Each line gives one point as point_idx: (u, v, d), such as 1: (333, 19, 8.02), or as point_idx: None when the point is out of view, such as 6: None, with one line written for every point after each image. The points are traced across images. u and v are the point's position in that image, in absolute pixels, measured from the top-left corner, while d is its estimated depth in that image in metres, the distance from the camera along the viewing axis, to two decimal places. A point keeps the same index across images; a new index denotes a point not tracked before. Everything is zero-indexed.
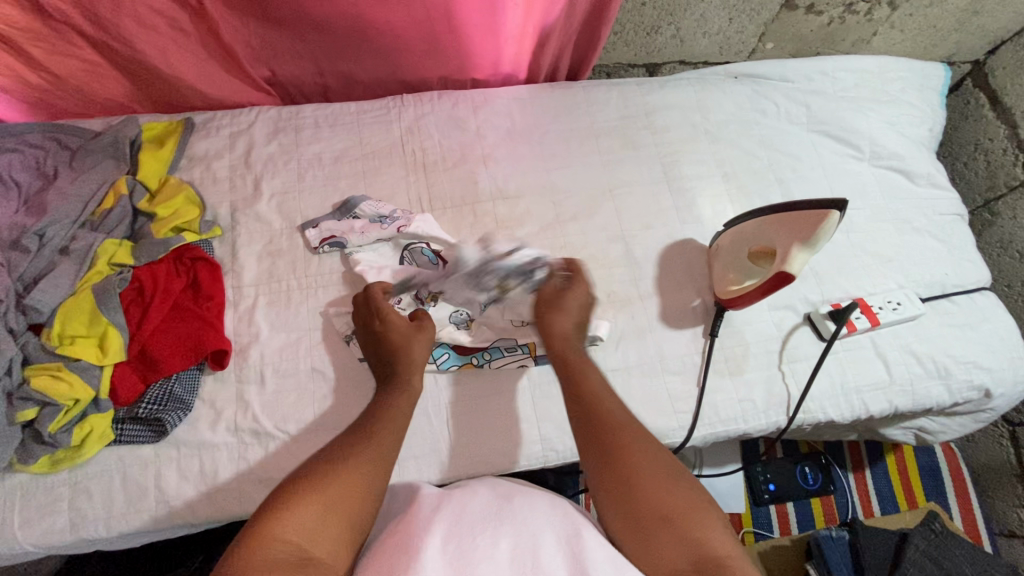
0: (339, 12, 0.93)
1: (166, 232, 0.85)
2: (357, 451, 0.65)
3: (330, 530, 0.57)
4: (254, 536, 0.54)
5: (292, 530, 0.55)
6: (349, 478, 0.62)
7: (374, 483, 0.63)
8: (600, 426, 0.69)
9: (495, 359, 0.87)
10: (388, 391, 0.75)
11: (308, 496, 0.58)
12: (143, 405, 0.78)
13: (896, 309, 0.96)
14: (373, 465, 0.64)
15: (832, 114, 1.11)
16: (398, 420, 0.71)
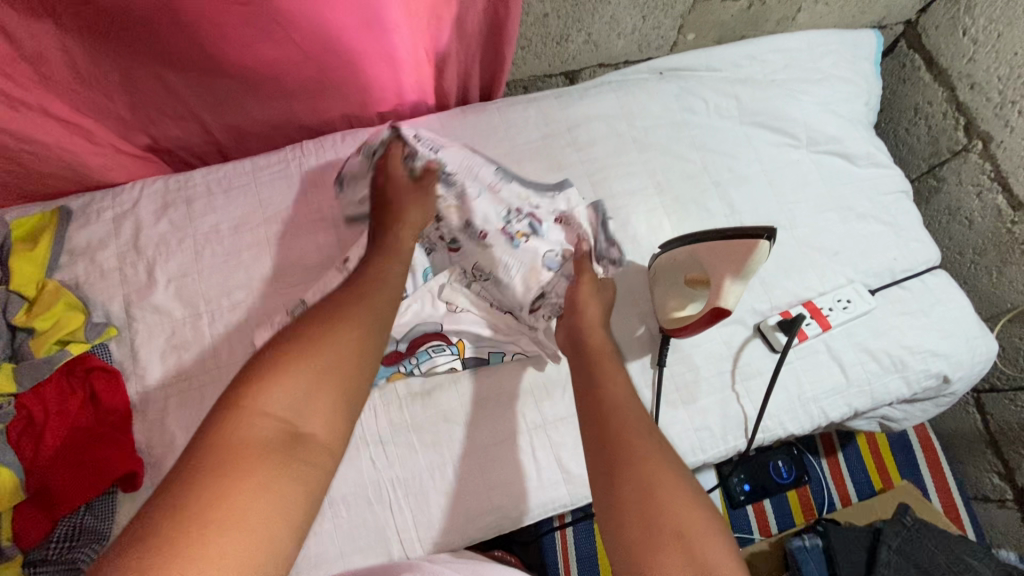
0: (209, 64, 0.83)
1: (50, 347, 0.77)
2: (348, 319, 0.60)
3: (321, 400, 0.52)
4: (236, 408, 0.49)
5: (277, 401, 0.51)
6: (342, 341, 0.57)
7: (368, 351, 0.59)
8: (600, 422, 0.63)
9: (423, 366, 0.84)
10: (383, 259, 0.73)
11: (297, 363, 0.53)
12: (51, 546, 0.71)
13: (846, 307, 0.92)
14: (365, 331, 0.60)
15: (763, 102, 1.04)
16: (384, 284, 0.69)
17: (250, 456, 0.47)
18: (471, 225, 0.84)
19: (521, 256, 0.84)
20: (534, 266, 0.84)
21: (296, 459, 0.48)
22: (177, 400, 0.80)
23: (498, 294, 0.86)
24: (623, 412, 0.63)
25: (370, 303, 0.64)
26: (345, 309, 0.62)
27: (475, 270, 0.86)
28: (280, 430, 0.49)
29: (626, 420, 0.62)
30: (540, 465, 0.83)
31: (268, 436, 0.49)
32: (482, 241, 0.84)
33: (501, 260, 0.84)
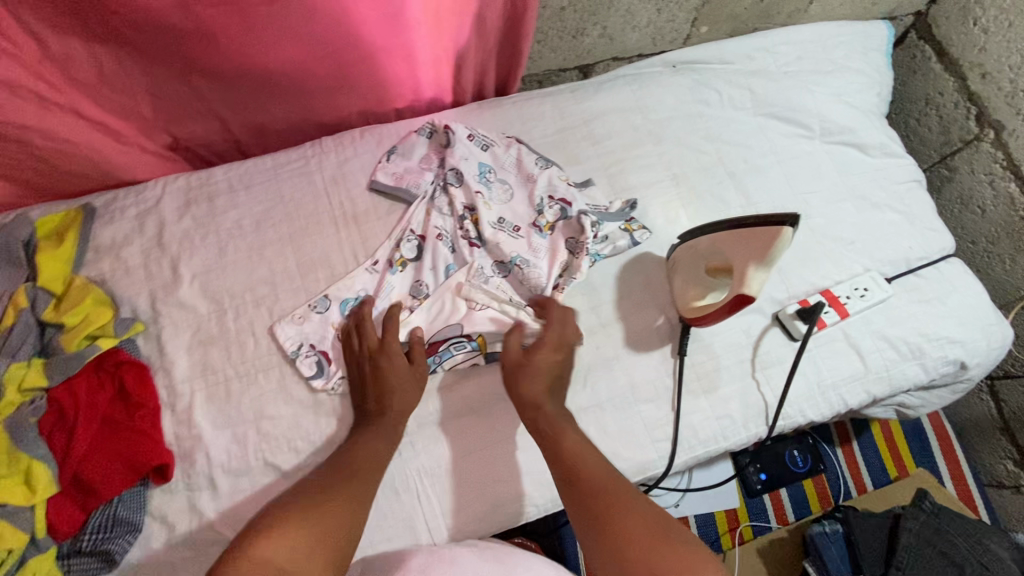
0: (231, 63, 0.84)
1: (79, 343, 0.77)
2: (337, 487, 0.69)
3: (313, 562, 0.61)
4: (240, 558, 0.58)
5: (276, 557, 0.59)
6: (332, 508, 0.67)
7: (352, 511, 0.68)
8: (575, 487, 0.72)
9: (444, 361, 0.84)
10: (371, 430, 0.76)
11: (293, 523, 0.63)
12: (86, 537, 0.72)
13: (863, 295, 0.93)
14: (354, 506, 0.68)
15: (776, 94, 1.05)
16: (374, 451, 0.74)
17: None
18: (503, 221, 0.91)
19: (549, 244, 0.91)
20: (561, 251, 0.90)
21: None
22: (204, 393, 0.81)
23: (521, 282, 0.89)
24: (593, 476, 0.72)
25: (358, 468, 0.72)
26: (337, 474, 0.71)
27: (500, 261, 0.90)
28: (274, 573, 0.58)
29: (600, 482, 0.71)
30: None
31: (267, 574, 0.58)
32: (514, 233, 0.91)
33: (529, 247, 0.90)
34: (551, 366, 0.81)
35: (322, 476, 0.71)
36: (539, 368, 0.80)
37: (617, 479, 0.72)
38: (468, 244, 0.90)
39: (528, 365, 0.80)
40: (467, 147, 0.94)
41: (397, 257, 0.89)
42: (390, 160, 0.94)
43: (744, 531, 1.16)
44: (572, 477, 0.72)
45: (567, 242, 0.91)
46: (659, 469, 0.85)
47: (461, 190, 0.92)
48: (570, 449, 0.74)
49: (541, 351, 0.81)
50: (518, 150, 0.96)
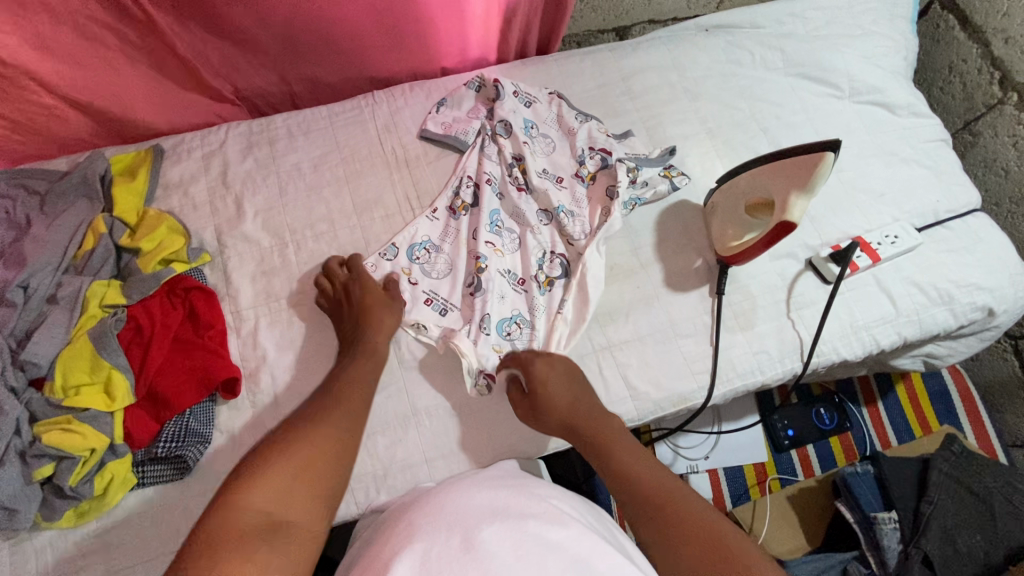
0: (298, 12, 0.89)
1: (154, 266, 0.82)
2: (327, 426, 0.66)
3: (301, 496, 0.59)
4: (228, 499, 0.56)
5: (262, 497, 0.57)
6: (319, 439, 0.64)
7: (343, 448, 0.65)
8: (638, 501, 0.66)
9: (512, 334, 0.86)
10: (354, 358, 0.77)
11: (282, 461, 0.60)
12: (160, 444, 0.76)
13: (894, 242, 0.96)
14: (342, 432, 0.67)
15: (807, 55, 1.10)
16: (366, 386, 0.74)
17: (232, 546, 0.52)
18: (548, 170, 0.95)
19: (592, 193, 0.95)
20: (602, 198, 0.93)
21: (276, 544, 0.53)
22: (269, 319, 0.85)
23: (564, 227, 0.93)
24: (653, 486, 0.67)
25: (345, 405, 0.70)
26: (323, 415, 0.68)
27: (546, 209, 0.93)
28: (265, 521, 0.55)
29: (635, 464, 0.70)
30: (612, 383, 0.87)
31: (251, 526, 0.54)
32: (559, 184, 0.94)
33: (573, 194, 0.94)
34: (564, 396, 0.77)
35: (312, 414, 0.68)
36: (552, 409, 0.76)
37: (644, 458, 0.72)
38: (517, 189, 0.94)
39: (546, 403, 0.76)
40: (512, 102, 0.98)
41: (458, 205, 0.93)
42: (439, 113, 0.99)
43: (772, 484, 1.17)
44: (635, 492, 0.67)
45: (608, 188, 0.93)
46: (699, 400, 0.88)
47: (507, 141, 0.96)
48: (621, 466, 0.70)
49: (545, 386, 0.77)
50: (559, 105, 0.99)
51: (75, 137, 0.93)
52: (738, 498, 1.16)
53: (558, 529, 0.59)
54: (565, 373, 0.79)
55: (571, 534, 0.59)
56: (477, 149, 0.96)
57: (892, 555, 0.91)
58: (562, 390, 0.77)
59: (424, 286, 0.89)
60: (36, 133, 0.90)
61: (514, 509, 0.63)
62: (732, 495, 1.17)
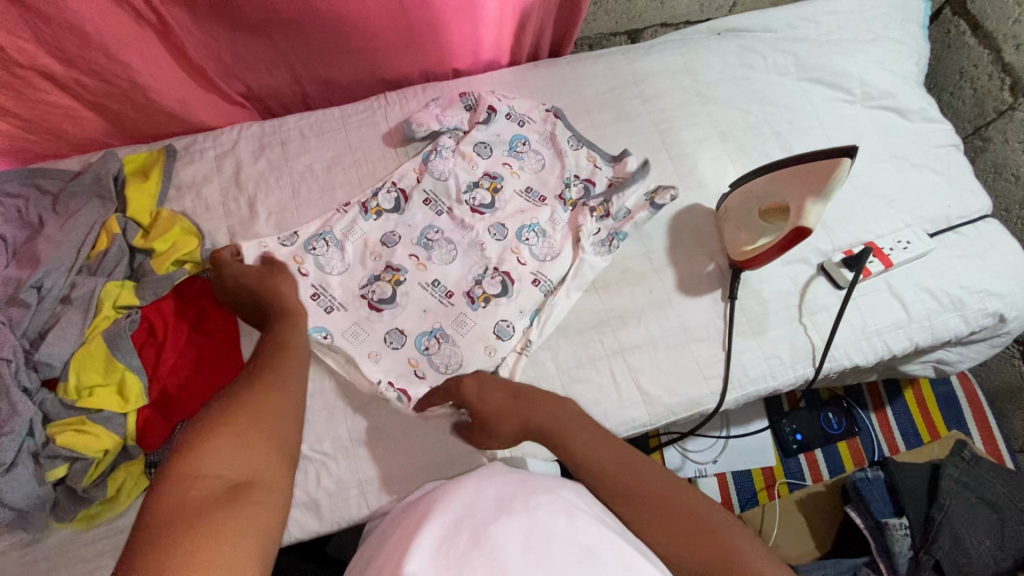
0: (312, 14, 0.88)
1: (168, 267, 0.82)
2: (268, 388, 0.63)
3: (256, 454, 0.56)
4: (180, 471, 0.52)
5: (218, 463, 0.53)
6: (263, 398, 0.61)
7: (288, 405, 0.63)
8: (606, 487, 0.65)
9: (430, 349, 0.85)
10: (282, 328, 0.74)
11: (229, 424, 0.57)
12: (174, 445, 0.75)
13: (907, 248, 0.96)
14: (286, 391, 0.64)
15: (819, 60, 1.09)
16: (292, 355, 0.70)
17: (197, 510, 0.48)
18: (530, 190, 0.96)
19: (571, 217, 0.95)
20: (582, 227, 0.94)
21: (246, 501, 0.51)
22: None
23: (542, 245, 0.93)
24: (616, 468, 0.66)
25: (279, 367, 0.67)
26: (264, 377, 0.65)
27: (509, 228, 0.93)
28: (225, 485, 0.52)
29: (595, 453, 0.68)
30: (624, 386, 0.87)
31: (209, 491, 0.51)
32: (539, 203, 0.95)
33: (553, 215, 0.95)
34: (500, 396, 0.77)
35: (248, 379, 0.64)
36: (490, 416, 0.76)
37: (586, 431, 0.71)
38: (470, 210, 0.93)
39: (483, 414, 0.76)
40: (504, 124, 0.98)
41: (372, 206, 0.91)
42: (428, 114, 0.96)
43: (780, 488, 1.17)
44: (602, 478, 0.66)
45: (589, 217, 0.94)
46: (710, 405, 0.88)
47: (481, 158, 0.96)
48: (581, 453, 0.69)
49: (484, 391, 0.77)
50: (554, 122, 0.99)
51: (88, 137, 0.93)
52: (745, 501, 1.17)
53: (565, 519, 0.57)
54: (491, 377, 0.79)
55: (575, 525, 0.57)
56: (425, 155, 0.95)
57: (904, 562, 0.90)
58: (498, 395, 0.77)
59: (312, 278, 0.86)
60: (48, 132, 0.89)
61: (522, 501, 0.60)
62: (740, 499, 1.17)
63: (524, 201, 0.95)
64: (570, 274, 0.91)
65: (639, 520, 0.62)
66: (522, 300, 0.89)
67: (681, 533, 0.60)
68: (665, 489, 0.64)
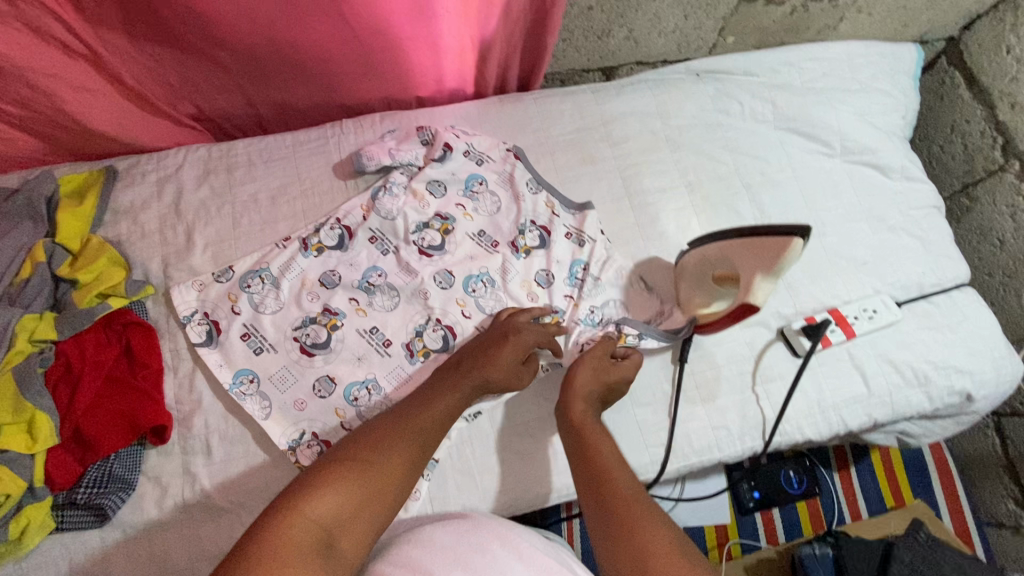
0: (258, 42, 0.84)
1: (90, 300, 0.79)
2: (399, 450, 0.65)
3: (359, 521, 0.58)
4: (290, 509, 0.56)
5: (320, 511, 0.56)
6: (391, 460, 0.63)
7: (410, 475, 0.64)
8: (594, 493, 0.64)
9: (360, 401, 0.82)
10: (452, 387, 0.74)
11: (345, 477, 0.60)
12: (81, 490, 0.73)
13: (872, 317, 0.92)
14: (414, 460, 0.65)
15: (799, 109, 1.05)
16: (440, 416, 0.71)
17: (294, 556, 0.52)
18: (483, 234, 0.92)
19: (523, 266, 0.91)
20: (532, 279, 0.90)
21: (334, 565, 0.54)
22: (206, 362, 0.81)
23: (490, 297, 0.89)
24: (619, 479, 0.64)
25: (424, 436, 0.68)
26: (402, 437, 0.66)
27: (457, 274, 0.89)
28: (316, 536, 0.55)
29: (630, 500, 0.62)
30: (558, 450, 0.84)
31: (309, 542, 0.54)
32: (491, 248, 0.92)
33: (503, 264, 0.91)
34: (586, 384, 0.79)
35: (383, 433, 0.67)
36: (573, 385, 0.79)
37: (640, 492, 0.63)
38: (417, 251, 0.90)
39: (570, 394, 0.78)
40: (461, 162, 0.95)
41: (313, 243, 0.88)
42: (381, 149, 0.92)
43: (732, 548, 1.14)
44: (593, 480, 0.66)
45: (539, 272, 0.91)
46: (651, 474, 0.85)
47: (434, 196, 0.93)
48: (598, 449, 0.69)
49: (580, 370, 0.80)
50: (513, 165, 0.96)
51: (26, 154, 0.90)
52: None
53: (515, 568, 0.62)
54: (603, 385, 0.80)
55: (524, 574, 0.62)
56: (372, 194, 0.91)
57: None
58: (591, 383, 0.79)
59: (245, 317, 0.84)
60: None
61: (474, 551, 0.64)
62: None
63: (475, 247, 0.92)
64: None
65: None
66: None
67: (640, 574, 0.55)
68: (658, 527, 0.58)
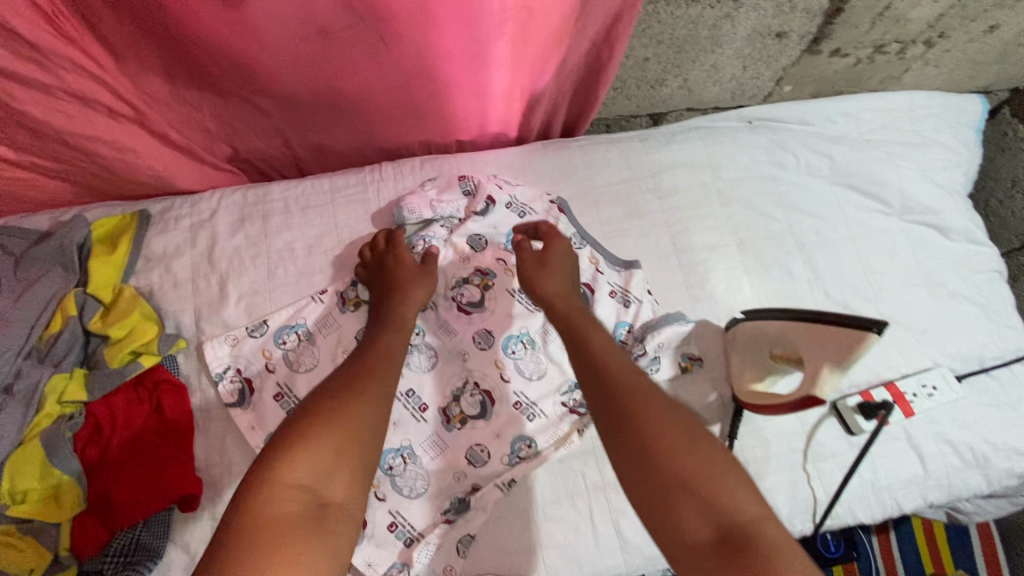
0: (301, 87, 0.80)
1: (122, 359, 0.77)
2: (356, 393, 0.65)
3: (340, 473, 0.59)
4: (265, 482, 0.57)
5: (297, 476, 0.57)
6: (351, 407, 0.64)
7: (377, 416, 0.65)
8: (600, 384, 0.66)
9: (395, 470, 0.79)
10: (391, 326, 0.76)
11: (312, 437, 0.60)
12: (108, 559, 0.71)
13: (932, 394, 0.87)
14: (377, 401, 0.66)
15: (856, 165, 1.00)
16: (393, 352, 0.73)
17: (286, 530, 0.54)
18: (523, 290, 0.88)
19: None
20: None
21: (327, 521, 0.56)
22: (238, 424, 0.79)
23: (533, 360, 0.85)
24: (621, 376, 0.66)
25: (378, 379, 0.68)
26: (357, 385, 0.66)
27: (497, 334, 0.85)
28: (303, 503, 0.56)
29: (632, 393, 0.64)
30: (603, 530, 0.79)
31: (298, 509, 0.56)
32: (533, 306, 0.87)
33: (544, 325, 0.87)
34: (552, 286, 0.80)
35: (336, 385, 0.67)
36: (536, 287, 0.80)
37: (638, 385, 0.65)
38: (455, 309, 0.86)
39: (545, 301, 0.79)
40: (503, 214, 0.91)
41: (350, 297, 0.85)
42: (420, 200, 0.89)
43: None
44: (594, 377, 0.67)
45: None
46: None
47: (474, 250, 0.89)
48: (601, 348, 0.70)
49: (535, 274, 0.81)
50: (557, 218, 0.91)
51: (58, 195, 0.88)
52: None
53: None
54: (565, 276, 0.82)
55: None
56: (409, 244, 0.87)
57: None
58: (546, 274, 0.81)
59: (279, 375, 0.81)
60: (17, 190, 0.84)
61: None
62: None
63: (516, 304, 0.87)
64: (552, 394, 0.83)
65: (653, 503, 0.57)
66: (499, 423, 0.81)
67: (651, 470, 0.59)
68: (663, 422, 0.61)
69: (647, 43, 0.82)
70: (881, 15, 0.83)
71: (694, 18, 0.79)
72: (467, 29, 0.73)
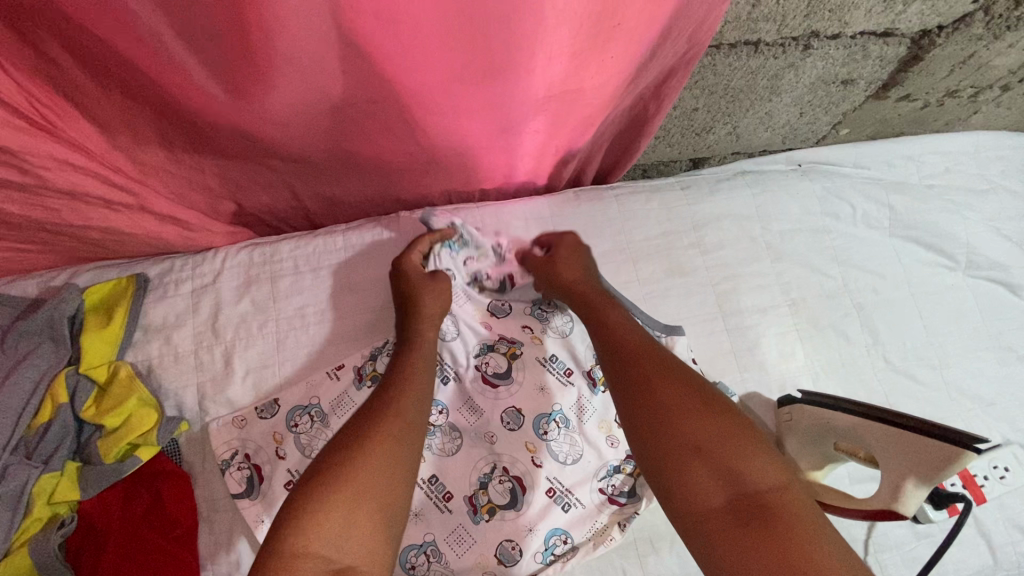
0: (313, 147, 0.70)
1: (116, 454, 0.71)
2: (376, 436, 0.59)
3: (361, 534, 0.53)
4: (279, 548, 0.49)
5: (314, 541, 0.50)
6: (373, 456, 0.57)
7: (400, 466, 0.59)
8: (614, 356, 0.67)
9: (418, 569, 0.73)
10: (418, 348, 0.73)
11: (331, 495, 0.53)
12: None
13: (1003, 477, 0.80)
14: (401, 447, 0.60)
15: (919, 215, 0.91)
16: (415, 388, 0.68)
17: None
18: (555, 359, 0.80)
19: (603, 403, 0.79)
20: (611, 419, 0.78)
21: None
22: (246, 519, 0.72)
23: (567, 441, 0.77)
24: (635, 346, 0.67)
25: (394, 423, 0.62)
26: (376, 426, 0.61)
27: (527, 412, 0.77)
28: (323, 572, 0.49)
29: (642, 362, 0.64)
30: None
31: None
32: (566, 379, 0.79)
33: (579, 400, 0.78)
34: (571, 269, 0.78)
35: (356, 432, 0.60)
36: (558, 273, 0.78)
37: (654, 353, 0.65)
38: (481, 382, 0.79)
39: (564, 282, 0.77)
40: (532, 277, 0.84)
41: (368, 370, 0.77)
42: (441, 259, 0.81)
43: None
44: (609, 350, 0.68)
45: None
46: None
47: (497, 317, 0.83)
48: (614, 323, 0.71)
49: (556, 262, 0.79)
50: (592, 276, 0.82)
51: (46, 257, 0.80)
52: None
53: None
54: (582, 261, 0.80)
55: None
56: None
57: None
58: (565, 256, 0.79)
59: (290, 462, 0.74)
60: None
61: None
62: None
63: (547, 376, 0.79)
64: (588, 482, 0.76)
65: (670, 470, 0.56)
66: (530, 514, 0.74)
67: (664, 437, 0.57)
68: (675, 388, 0.61)
69: (698, 94, 0.74)
70: (962, 63, 0.74)
71: (753, 69, 0.70)
72: (501, 108, 0.67)
